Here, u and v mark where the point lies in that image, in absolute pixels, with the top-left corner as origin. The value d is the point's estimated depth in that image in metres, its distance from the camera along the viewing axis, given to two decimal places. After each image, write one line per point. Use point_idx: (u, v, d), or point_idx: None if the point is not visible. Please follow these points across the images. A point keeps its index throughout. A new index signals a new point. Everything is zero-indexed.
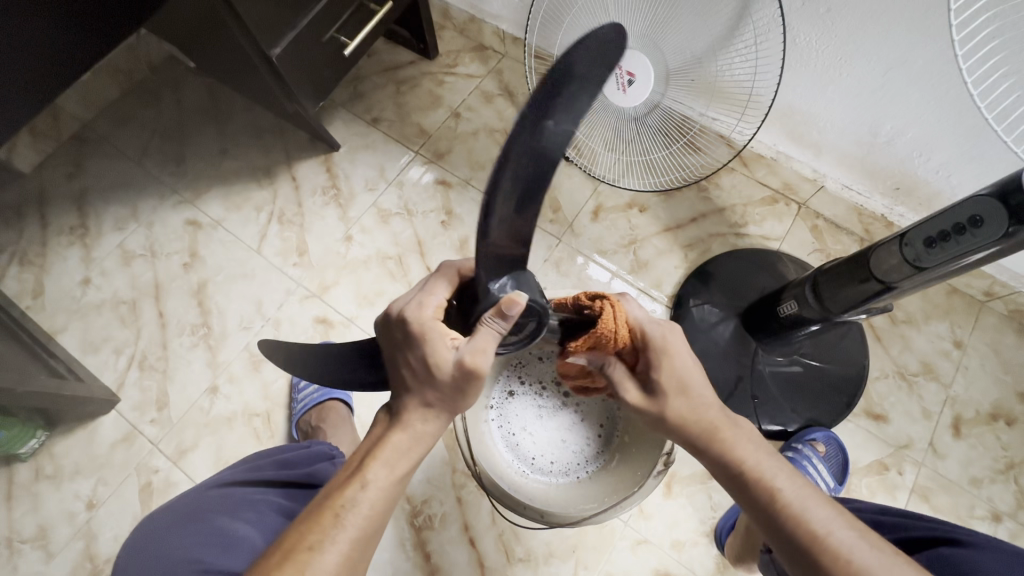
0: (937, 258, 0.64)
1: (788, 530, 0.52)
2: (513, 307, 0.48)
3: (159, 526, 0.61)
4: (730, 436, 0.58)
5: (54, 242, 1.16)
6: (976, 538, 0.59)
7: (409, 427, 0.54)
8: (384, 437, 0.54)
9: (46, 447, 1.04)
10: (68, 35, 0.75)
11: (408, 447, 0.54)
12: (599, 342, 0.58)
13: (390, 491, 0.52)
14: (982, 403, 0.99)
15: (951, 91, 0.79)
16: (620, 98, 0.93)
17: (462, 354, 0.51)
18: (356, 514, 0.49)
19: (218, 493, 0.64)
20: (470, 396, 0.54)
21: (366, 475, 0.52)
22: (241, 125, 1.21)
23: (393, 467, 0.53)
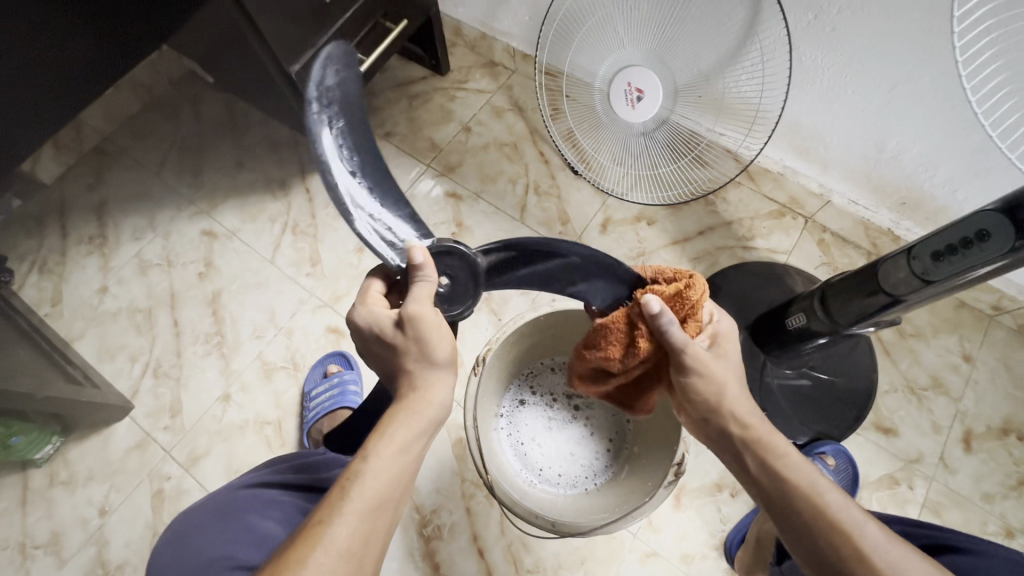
0: (943, 273, 0.65)
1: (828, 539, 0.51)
2: (417, 253, 0.57)
3: (193, 521, 0.63)
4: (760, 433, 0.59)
5: (73, 251, 1.18)
6: (979, 546, 0.60)
7: (406, 398, 0.55)
8: (387, 413, 0.55)
9: (61, 452, 1.05)
10: (98, 48, 0.78)
11: (410, 416, 0.54)
12: (687, 292, 0.62)
13: (397, 462, 0.52)
14: (993, 418, 0.99)
15: (956, 108, 0.80)
16: (629, 114, 0.96)
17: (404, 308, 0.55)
18: (361, 485, 0.49)
19: (246, 493, 0.66)
20: (439, 346, 0.56)
21: (367, 448, 0.52)
22: (257, 138, 1.24)
23: (395, 438, 0.52)
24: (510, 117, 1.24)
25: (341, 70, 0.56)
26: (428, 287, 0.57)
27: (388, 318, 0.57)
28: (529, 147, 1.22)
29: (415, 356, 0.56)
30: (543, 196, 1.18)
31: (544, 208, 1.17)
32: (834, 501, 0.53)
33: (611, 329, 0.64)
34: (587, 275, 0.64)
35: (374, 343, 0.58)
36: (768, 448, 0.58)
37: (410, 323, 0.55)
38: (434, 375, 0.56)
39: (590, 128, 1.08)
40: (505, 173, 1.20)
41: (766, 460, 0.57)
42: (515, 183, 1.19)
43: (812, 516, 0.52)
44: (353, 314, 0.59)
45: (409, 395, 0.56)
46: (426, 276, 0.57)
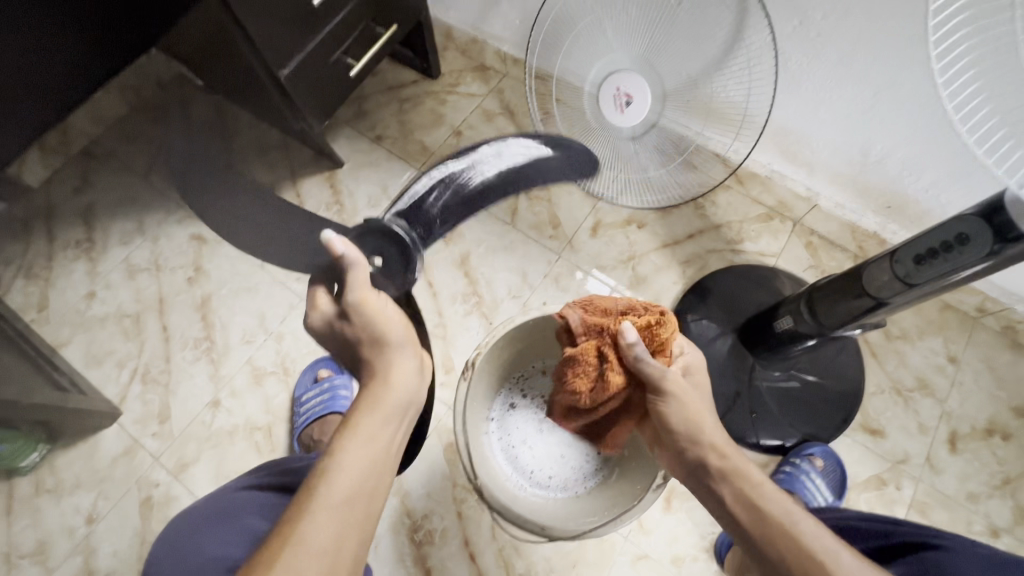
0: (926, 276, 0.66)
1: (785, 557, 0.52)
2: (336, 244, 0.61)
3: (187, 522, 0.63)
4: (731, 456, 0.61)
5: (60, 256, 1.17)
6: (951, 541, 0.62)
7: (372, 398, 0.58)
8: (355, 414, 0.57)
9: (48, 460, 1.04)
10: (83, 52, 0.78)
11: (376, 416, 0.57)
12: (658, 327, 0.65)
13: (366, 455, 0.54)
14: (978, 418, 1.00)
15: (937, 112, 0.81)
16: (618, 117, 0.99)
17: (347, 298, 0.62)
18: (331, 484, 0.50)
19: (242, 499, 0.65)
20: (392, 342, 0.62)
21: (337, 449, 0.54)
22: (247, 142, 1.24)
23: (361, 435, 0.55)
24: (501, 121, 1.24)
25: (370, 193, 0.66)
26: (361, 271, 0.62)
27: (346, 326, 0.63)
28: None
29: (372, 336, 0.62)
30: (534, 200, 1.18)
31: (534, 212, 1.18)
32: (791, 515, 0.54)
33: (582, 364, 0.67)
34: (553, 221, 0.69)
35: (333, 340, 0.65)
36: (732, 464, 0.60)
37: (354, 304, 0.61)
38: (393, 363, 0.61)
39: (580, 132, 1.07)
40: None
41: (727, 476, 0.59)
42: None
43: (766, 527, 0.54)
44: (312, 317, 0.66)
45: (376, 392, 0.59)
46: (353, 261, 0.62)
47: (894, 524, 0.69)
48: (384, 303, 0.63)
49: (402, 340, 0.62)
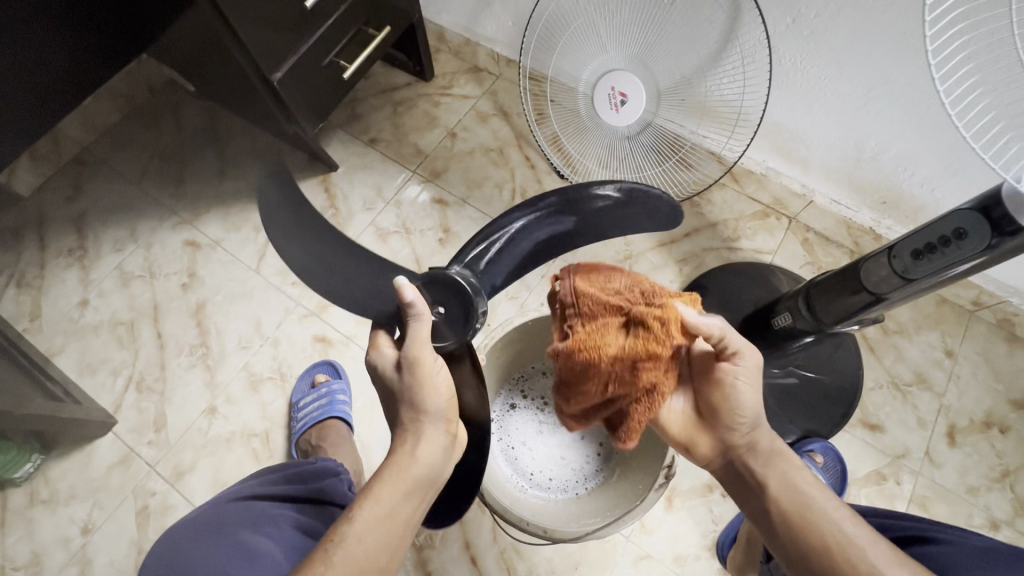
0: (924, 270, 0.66)
1: (820, 550, 0.53)
2: (406, 291, 0.59)
3: (183, 535, 0.62)
4: (768, 450, 0.61)
5: (52, 264, 1.16)
6: (951, 536, 0.61)
7: (394, 461, 0.58)
8: (376, 474, 0.57)
9: (42, 471, 1.03)
10: (74, 58, 0.77)
11: (397, 482, 0.56)
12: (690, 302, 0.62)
13: (381, 525, 0.54)
14: (975, 411, 1.00)
15: (932, 107, 0.81)
16: (613, 117, 0.97)
17: (404, 353, 0.59)
18: (344, 550, 0.51)
19: (236, 505, 0.65)
20: (427, 403, 0.59)
21: (352, 510, 0.54)
22: (239, 147, 1.23)
23: (379, 501, 0.55)
24: (495, 122, 1.24)
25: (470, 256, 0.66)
26: (425, 325, 0.60)
27: (391, 373, 0.60)
28: (515, 152, 1.22)
29: (411, 401, 0.59)
30: None
31: None
32: (843, 523, 0.54)
33: (623, 367, 0.57)
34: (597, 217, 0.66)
35: (379, 385, 0.63)
36: (778, 469, 0.59)
37: (409, 364, 0.58)
38: (424, 431, 0.59)
39: (575, 131, 1.09)
40: (490, 178, 1.20)
41: (772, 486, 0.59)
42: (501, 188, 1.19)
43: (818, 539, 0.54)
44: (369, 356, 0.63)
45: (400, 455, 0.58)
46: (419, 314, 0.60)
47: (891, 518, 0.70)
48: (437, 368, 0.60)
49: (440, 417, 0.59)
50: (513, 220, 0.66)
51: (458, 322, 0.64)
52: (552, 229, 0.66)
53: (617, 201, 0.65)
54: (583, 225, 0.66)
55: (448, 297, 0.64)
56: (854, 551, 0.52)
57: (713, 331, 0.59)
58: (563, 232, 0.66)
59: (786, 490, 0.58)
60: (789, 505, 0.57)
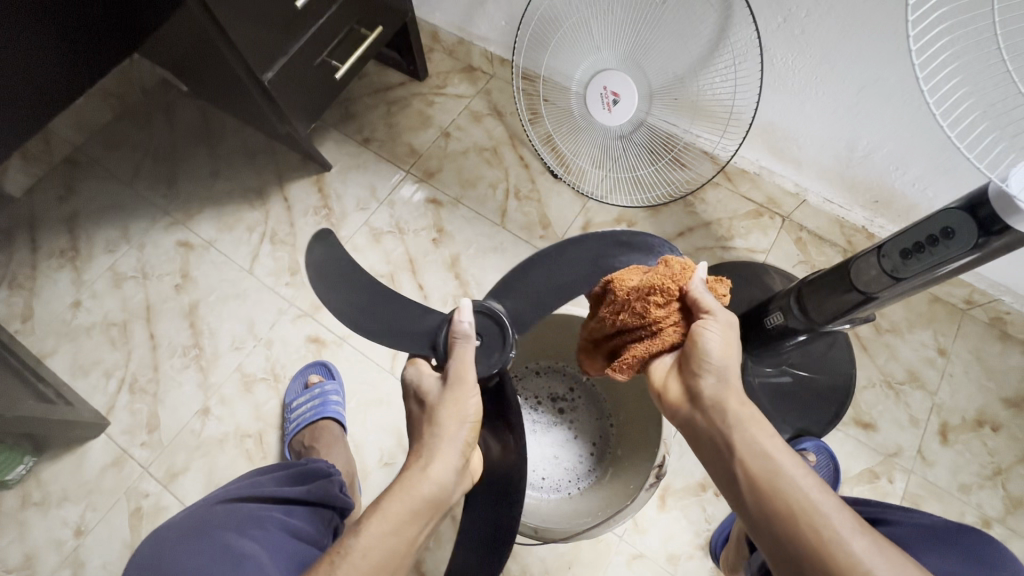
0: (913, 270, 0.66)
1: (787, 522, 0.47)
2: (464, 314, 0.64)
3: (169, 538, 0.62)
4: (738, 412, 0.55)
5: (44, 265, 1.16)
6: (899, 516, 0.61)
7: (405, 476, 0.57)
8: (387, 489, 0.56)
9: (34, 473, 1.02)
10: (63, 60, 0.76)
11: (404, 496, 0.55)
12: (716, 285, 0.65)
13: (386, 543, 0.52)
14: (968, 410, 1.01)
15: (923, 107, 0.81)
16: (606, 117, 0.97)
17: (451, 368, 0.62)
18: (346, 564, 0.50)
19: (224, 506, 0.65)
20: (448, 421, 0.59)
21: (360, 523, 0.53)
22: (233, 147, 1.23)
23: (386, 517, 0.53)
24: (489, 122, 1.24)
25: (499, 302, 0.67)
26: (472, 348, 0.64)
27: (427, 387, 0.62)
28: (509, 152, 1.21)
29: (435, 416, 0.59)
30: (523, 200, 1.18)
31: (524, 212, 1.17)
32: (813, 492, 0.47)
33: (632, 298, 0.62)
34: (613, 251, 0.67)
35: (412, 401, 0.63)
36: (747, 432, 0.53)
37: (455, 380, 0.61)
38: (440, 449, 0.58)
39: (568, 131, 1.10)
40: (484, 177, 1.20)
41: (739, 450, 0.52)
42: (495, 188, 1.19)
43: (783, 506, 0.48)
44: (406, 372, 0.66)
45: (412, 470, 0.57)
46: (467, 336, 0.64)
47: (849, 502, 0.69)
48: (473, 394, 0.61)
49: (458, 439, 0.58)
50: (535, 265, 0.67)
51: (497, 351, 0.65)
52: (571, 267, 0.67)
53: (623, 240, 0.67)
54: (588, 259, 0.67)
55: (485, 330, 0.66)
56: (821, 521, 0.45)
57: (710, 301, 0.61)
58: (566, 267, 0.67)
59: (753, 454, 0.51)
60: (758, 469, 0.50)
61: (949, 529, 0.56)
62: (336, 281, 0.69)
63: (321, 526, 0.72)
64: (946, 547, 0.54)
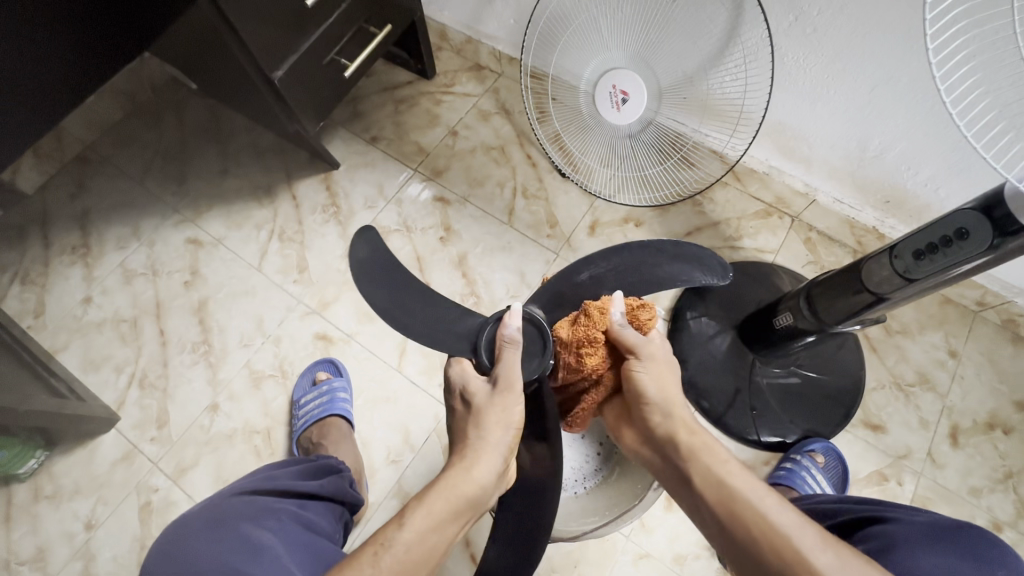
0: (925, 271, 0.65)
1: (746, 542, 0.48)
2: (513, 320, 0.68)
3: (184, 531, 0.62)
4: (694, 444, 0.59)
5: (56, 261, 1.17)
6: (899, 514, 0.57)
7: (448, 474, 0.58)
8: (430, 486, 0.57)
9: (46, 467, 1.03)
10: (77, 59, 0.77)
11: (448, 492, 0.56)
12: (640, 309, 0.69)
13: (430, 538, 0.53)
14: (979, 412, 1.00)
15: (936, 106, 0.81)
16: (614, 116, 0.96)
17: (500, 376, 0.65)
18: (392, 554, 0.50)
19: (238, 499, 0.66)
20: (492, 426, 0.62)
21: (403, 515, 0.53)
22: (242, 145, 1.24)
23: (431, 511, 0.54)
24: (497, 120, 1.24)
25: (541, 305, 0.72)
26: (518, 354, 0.67)
27: (474, 387, 0.65)
28: (517, 150, 1.21)
29: (482, 422, 0.62)
30: (531, 199, 1.18)
31: (532, 211, 1.17)
32: (766, 509, 0.49)
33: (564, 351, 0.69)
34: (658, 259, 0.70)
35: (457, 401, 0.67)
36: (701, 461, 0.56)
37: (503, 387, 0.63)
38: (484, 453, 0.60)
39: (577, 130, 1.09)
40: (492, 176, 1.20)
41: (695, 480, 0.55)
42: (503, 186, 1.19)
43: (742, 523, 0.50)
44: (450, 369, 0.69)
45: (456, 469, 0.59)
46: (514, 341, 0.67)
47: (845, 502, 0.66)
48: (518, 403, 0.64)
49: (502, 448, 0.61)
50: (583, 270, 0.71)
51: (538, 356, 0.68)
52: (617, 275, 0.71)
53: (669, 249, 0.70)
54: (634, 267, 0.71)
55: (527, 332, 0.69)
56: (775, 534, 0.47)
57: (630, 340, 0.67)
58: (613, 274, 0.71)
59: (707, 480, 0.54)
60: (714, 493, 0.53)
61: (948, 527, 0.52)
62: (381, 279, 0.71)
63: (333, 519, 0.73)
64: (946, 548, 0.51)
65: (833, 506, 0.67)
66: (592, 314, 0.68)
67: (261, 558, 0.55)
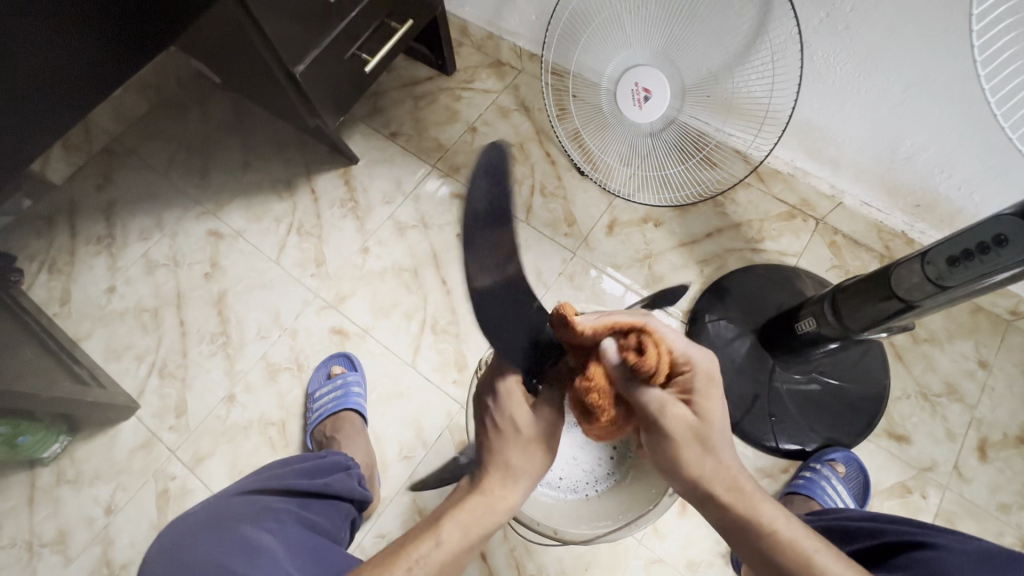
0: (959, 278, 0.63)
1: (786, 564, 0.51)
2: (571, 352, 0.63)
3: (187, 528, 0.62)
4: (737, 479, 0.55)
5: (81, 251, 1.19)
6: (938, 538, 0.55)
7: (485, 491, 0.59)
8: (466, 501, 0.58)
9: (68, 452, 1.06)
10: (110, 55, 0.78)
11: (484, 513, 0.58)
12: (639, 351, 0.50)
13: (458, 557, 0.56)
14: (1009, 426, 0.96)
15: (972, 108, 0.78)
16: (636, 114, 0.94)
17: (553, 412, 0.59)
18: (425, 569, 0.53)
19: (242, 500, 0.66)
20: (535, 451, 0.60)
21: (440, 532, 0.55)
22: (263, 139, 1.25)
23: (465, 530, 0.56)
24: (516, 117, 1.23)
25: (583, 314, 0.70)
26: None
27: (528, 414, 0.59)
28: (535, 148, 1.21)
29: (526, 452, 0.59)
30: (549, 197, 1.17)
31: (549, 209, 1.16)
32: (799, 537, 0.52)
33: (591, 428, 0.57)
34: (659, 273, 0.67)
35: (500, 420, 0.59)
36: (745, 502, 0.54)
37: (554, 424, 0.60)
38: (522, 479, 0.60)
39: (597, 128, 1.07)
40: (510, 174, 1.19)
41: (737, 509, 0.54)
42: (520, 184, 1.18)
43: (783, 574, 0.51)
44: (502, 392, 0.59)
45: (494, 487, 0.59)
46: None
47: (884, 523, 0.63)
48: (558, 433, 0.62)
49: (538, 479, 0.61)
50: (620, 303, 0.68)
51: None
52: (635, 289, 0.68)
53: None
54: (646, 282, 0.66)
55: None
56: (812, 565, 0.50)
57: (650, 409, 0.53)
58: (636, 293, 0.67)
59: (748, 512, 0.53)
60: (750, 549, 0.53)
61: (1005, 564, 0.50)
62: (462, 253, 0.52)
63: (337, 518, 0.73)
64: None
65: (875, 526, 0.63)
66: (580, 389, 0.52)
67: (261, 558, 0.55)
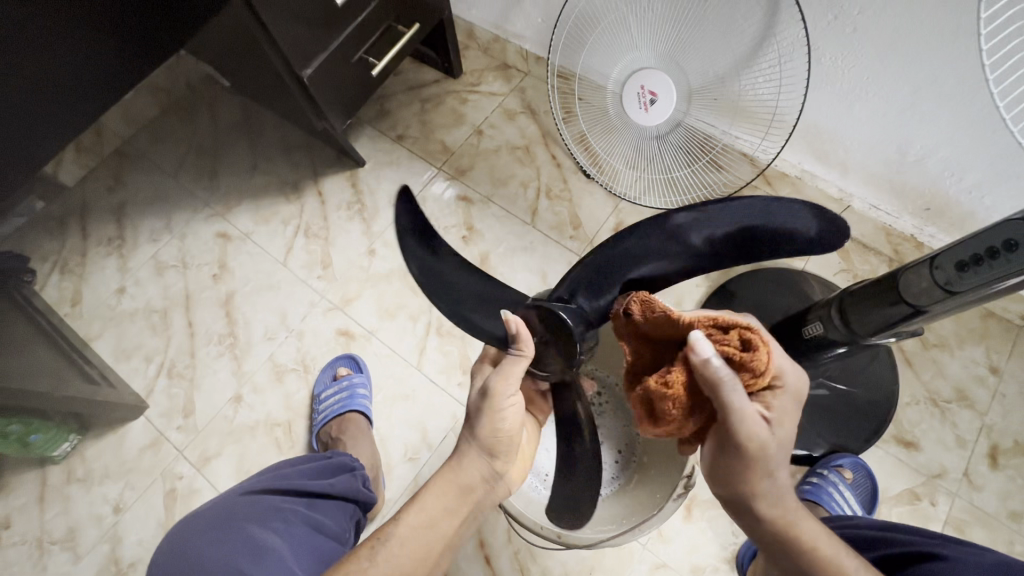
0: (969, 283, 0.62)
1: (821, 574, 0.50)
2: (512, 324, 0.61)
3: (193, 529, 0.62)
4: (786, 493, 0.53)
5: (93, 252, 1.21)
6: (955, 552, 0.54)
7: (441, 472, 0.62)
8: (426, 486, 0.61)
9: (78, 451, 1.07)
10: (122, 61, 0.79)
11: (443, 491, 0.60)
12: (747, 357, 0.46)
13: (422, 535, 0.57)
14: (1021, 433, 0.95)
15: (982, 110, 0.77)
16: (642, 117, 0.95)
17: (490, 381, 0.61)
18: (386, 548, 0.55)
19: (247, 501, 0.66)
20: (486, 424, 0.61)
21: (398, 515, 0.58)
22: (271, 142, 1.26)
23: (423, 510, 0.59)
24: (522, 120, 1.23)
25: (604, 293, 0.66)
26: (516, 362, 0.61)
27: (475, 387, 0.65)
28: (541, 150, 1.21)
29: (474, 425, 0.62)
30: (555, 200, 1.17)
31: (555, 212, 1.16)
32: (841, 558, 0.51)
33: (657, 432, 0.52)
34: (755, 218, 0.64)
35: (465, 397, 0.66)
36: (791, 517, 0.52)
37: (494, 392, 0.61)
38: (474, 454, 0.62)
39: (603, 131, 1.08)
40: (516, 176, 1.19)
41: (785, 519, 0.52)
42: (526, 187, 1.18)
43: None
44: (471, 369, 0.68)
45: (448, 466, 0.62)
46: (517, 349, 0.61)
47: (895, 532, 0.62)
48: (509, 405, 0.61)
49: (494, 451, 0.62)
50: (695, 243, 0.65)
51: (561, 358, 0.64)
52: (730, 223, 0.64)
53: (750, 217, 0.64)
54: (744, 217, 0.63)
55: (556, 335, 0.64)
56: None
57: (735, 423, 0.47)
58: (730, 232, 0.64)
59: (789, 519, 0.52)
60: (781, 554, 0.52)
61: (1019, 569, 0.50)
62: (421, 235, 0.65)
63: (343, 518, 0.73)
64: None
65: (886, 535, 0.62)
66: (655, 392, 0.48)
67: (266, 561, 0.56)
